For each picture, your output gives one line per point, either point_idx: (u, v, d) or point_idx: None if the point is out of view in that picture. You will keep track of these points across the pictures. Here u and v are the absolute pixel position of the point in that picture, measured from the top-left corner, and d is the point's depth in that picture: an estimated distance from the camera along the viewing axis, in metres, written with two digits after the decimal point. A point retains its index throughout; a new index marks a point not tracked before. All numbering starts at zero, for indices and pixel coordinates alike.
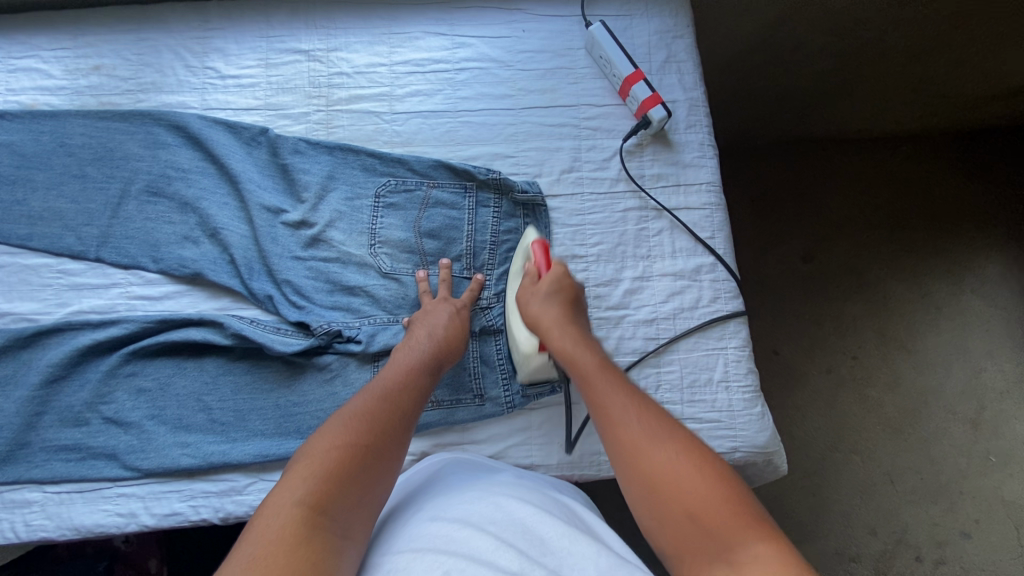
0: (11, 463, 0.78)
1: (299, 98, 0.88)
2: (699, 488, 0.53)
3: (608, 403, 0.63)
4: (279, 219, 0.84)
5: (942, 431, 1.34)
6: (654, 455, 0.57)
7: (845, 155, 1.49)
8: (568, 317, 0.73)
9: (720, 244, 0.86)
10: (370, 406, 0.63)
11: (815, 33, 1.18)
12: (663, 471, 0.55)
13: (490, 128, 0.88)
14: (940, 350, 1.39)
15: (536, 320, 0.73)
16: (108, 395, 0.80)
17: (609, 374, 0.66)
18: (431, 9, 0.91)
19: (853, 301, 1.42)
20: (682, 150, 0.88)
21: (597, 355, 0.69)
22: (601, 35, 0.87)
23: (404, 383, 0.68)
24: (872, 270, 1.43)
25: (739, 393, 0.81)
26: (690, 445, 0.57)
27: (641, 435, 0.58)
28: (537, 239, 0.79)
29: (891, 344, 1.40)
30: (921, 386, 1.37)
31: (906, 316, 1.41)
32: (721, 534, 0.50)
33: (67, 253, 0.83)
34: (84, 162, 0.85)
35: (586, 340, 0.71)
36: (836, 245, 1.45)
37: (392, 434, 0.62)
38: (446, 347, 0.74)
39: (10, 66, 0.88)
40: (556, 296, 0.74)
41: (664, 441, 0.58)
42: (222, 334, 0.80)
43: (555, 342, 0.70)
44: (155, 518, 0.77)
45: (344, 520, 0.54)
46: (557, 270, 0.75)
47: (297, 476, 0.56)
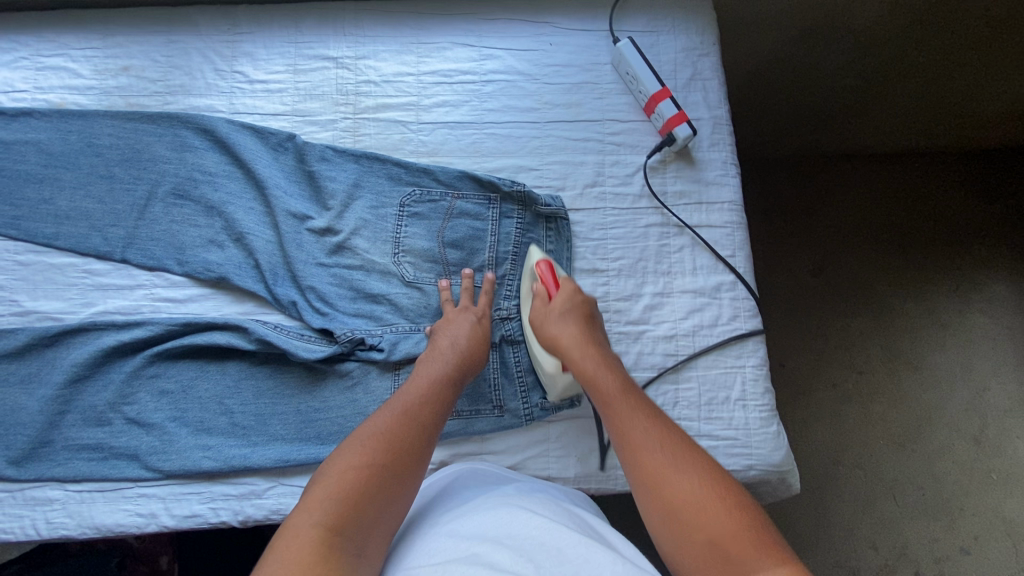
0: (35, 461, 0.78)
1: (326, 104, 0.89)
2: (718, 517, 0.57)
3: (629, 429, 0.66)
4: (305, 226, 0.85)
5: (945, 447, 1.35)
6: (676, 484, 0.60)
7: (858, 171, 1.50)
8: (587, 336, 0.75)
9: (741, 263, 0.86)
10: (390, 426, 0.65)
11: (835, 52, 1.18)
12: (685, 500, 0.59)
13: (515, 141, 0.89)
14: (945, 367, 1.40)
15: (556, 340, 0.75)
16: (131, 396, 0.81)
17: (627, 396, 0.69)
18: (460, 19, 0.92)
19: (861, 316, 1.43)
20: (705, 168, 0.89)
21: (618, 375, 0.72)
22: (629, 52, 0.88)
23: (424, 402, 0.69)
24: (880, 285, 1.44)
25: (756, 411, 0.82)
26: (709, 474, 0.61)
27: (663, 463, 0.62)
28: (542, 259, 0.81)
29: (898, 361, 1.41)
30: (926, 402, 1.38)
31: (912, 332, 1.42)
32: (738, 560, 0.54)
33: (93, 253, 0.83)
34: (112, 162, 0.85)
35: (607, 361, 0.73)
36: (846, 261, 1.46)
37: (411, 454, 0.64)
38: (467, 360, 0.75)
39: (39, 64, 0.88)
40: (571, 313, 0.77)
41: (686, 468, 0.61)
42: (246, 339, 0.81)
43: (577, 366, 0.73)
44: (175, 519, 0.78)
45: (361, 540, 0.56)
46: (568, 289, 0.78)
47: (316, 497, 0.58)
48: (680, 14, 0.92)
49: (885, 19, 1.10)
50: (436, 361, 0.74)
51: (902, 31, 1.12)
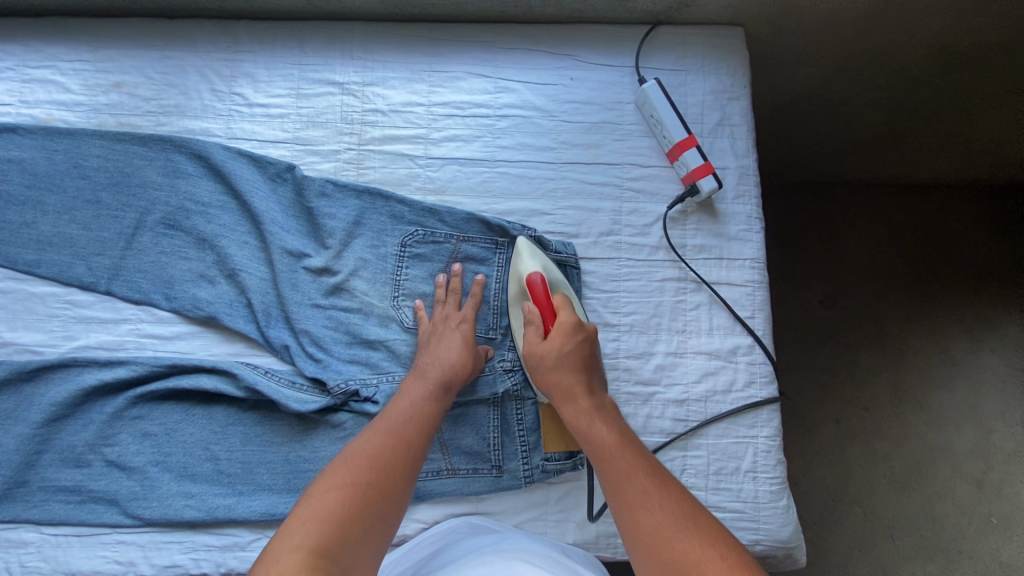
0: (9, 501, 0.75)
1: (329, 133, 0.83)
2: (721, 574, 0.54)
3: (625, 489, 0.63)
4: (301, 264, 0.80)
5: (945, 488, 1.23)
6: (675, 544, 0.57)
7: (877, 197, 1.36)
8: (584, 383, 0.70)
9: (760, 325, 0.82)
10: (373, 448, 0.64)
11: (868, 89, 1.09)
12: (684, 557, 0.56)
13: (529, 182, 0.84)
14: (952, 405, 1.27)
15: (552, 388, 0.71)
16: (112, 437, 0.77)
17: (625, 450, 0.66)
18: (475, 47, 0.86)
19: (870, 350, 1.30)
20: (728, 221, 0.84)
21: (616, 429, 0.68)
22: (654, 93, 0.82)
23: (409, 419, 0.68)
24: (892, 317, 1.31)
25: (766, 484, 0.78)
26: (709, 529, 0.58)
27: (661, 521, 0.59)
28: (535, 271, 0.75)
29: (904, 398, 1.28)
30: (931, 443, 1.25)
31: (921, 368, 1.29)
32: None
33: (76, 283, 0.79)
34: (99, 186, 0.80)
35: (603, 412, 0.69)
36: (857, 289, 1.33)
37: (396, 469, 0.63)
38: (457, 372, 0.73)
39: (26, 76, 0.83)
40: (570, 358, 0.71)
41: (686, 525, 0.58)
42: (235, 384, 0.77)
43: (573, 418, 0.69)
44: (154, 569, 0.75)
45: (345, 559, 0.54)
46: (563, 317, 0.72)
47: (298, 520, 0.57)
48: (712, 53, 0.87)
49: (926, 60, 1.02)
50: (421, 376, 0.72)
51: (943, 73, 1.04)
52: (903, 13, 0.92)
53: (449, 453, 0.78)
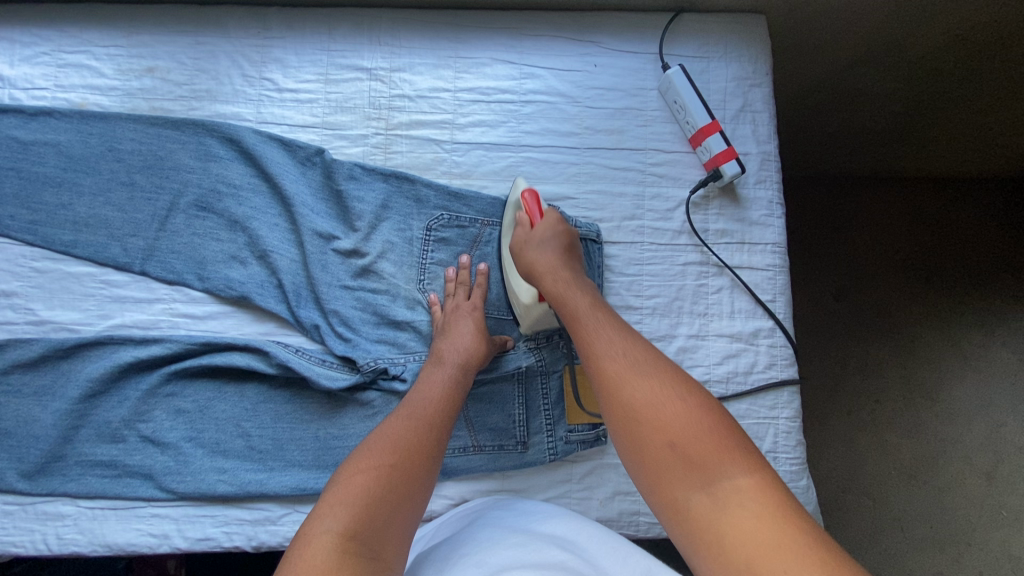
0: (46, 475, 0.77)
1: (357, 118, 0.85)
2: (682, 422, 0.55)
3: (596, 347, 0.64)
4: (330, 246, 0.82)
5: (956, 479, 1.24)
6: (639, 398, 0.58)
7: (889, 192, 1.36)
8: (563, 261, 0.72)
9: (781, 308, 0.83)
10: (394, 432, 0.65)
11: (886, 79, 1.09)
12: (645, 407, 0.57)
13: (552, 167, 0.85)
14: (964, 398, 1.27)
15: (531, 267, 0.73)
16: (147, 413, 0.79)
17: (598, 315, 0.67)
18: (501, 33, 0.87)
19: (882, 343, 1.30)
20: (749, 206, 0.85)
21: (589, 295, 0.69)
22: (678, 79, 0.83)
23: (431, 404, 0.69)
24: (904, 310, 1.31)
25: (786, 464, 0.80)
26: (672, 377, 0.59)
27: (624, 368, 0.60)
28: (526, 189, 0.77)
29: (915, 390, 1.28)
30: (942, 435, 1.26)
31: (933, 361, 1.29)
32: (701, 467, 0.53)
33: (111, 264, 0.80)
34: (133, 169, 0.82)
35: (578, 283, 0.70)
36: (871, 281, 1.33)
37: (418, 453, 0.63)
38: (473, 356, 0.74)
39: (61, 60, 0.84)
40: (550, 241, 0.73)
41: (652, 377, 0.59)
42: (267, 362, 0.79)
43: (547, 287, 0.70)
44: (188, 541, 0.77)
45: (375, 541, 0.54)
46: (551, 217, 0.74)
47: (328, 505, 0.57)
48: (734, 39, 0.88)
49: (946, 51, 1.02)
50: (439, 364, 0.73)
51: (960, 63, 1.04)
52: (925, 3, 0.92)
53: (475, 430, 0.80)
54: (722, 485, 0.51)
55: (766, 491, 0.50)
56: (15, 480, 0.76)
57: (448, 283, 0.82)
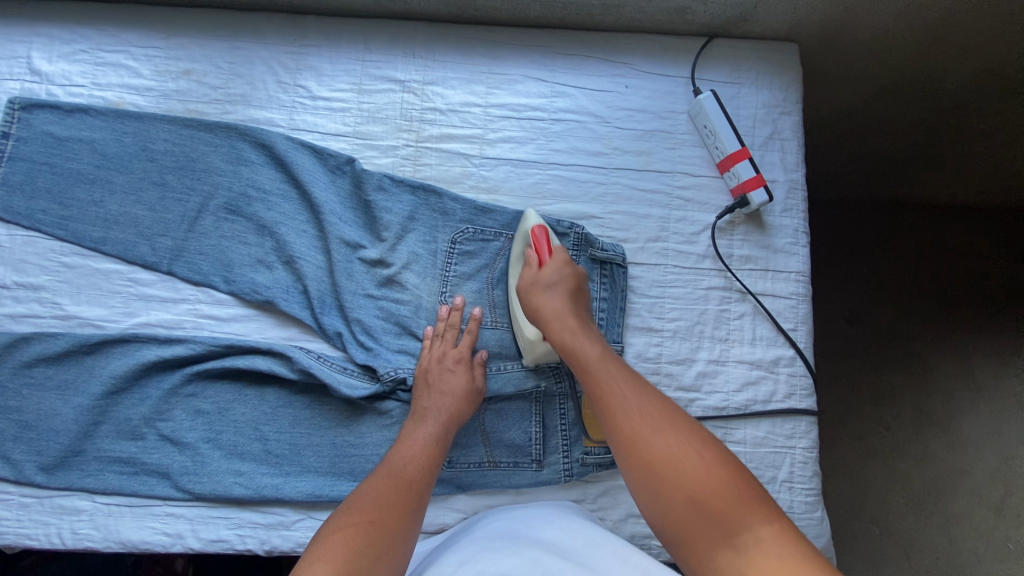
0: (65, 469, 0.77)
1: (389, 129, 0.86)
2: (701, 479, 0.58)
3: (610, 403, 0.65)
4: (356, 255, 0.82)
5: (965, 512, 1.18)
6: (658, 451, 0.61)
7: (911, 220, 1.34)
8: (572, 308, 0.73)
9: (802, 338, 0.83)
10: (371, 492, 0.64)
11: (917, 109, 1.09)
12: (666, 464, 0.60)
13: (579, 185, 0.85)
14: (977, 430, 1.23)
15: (538, 310, 0.74)
16: (167, 413, 0.79)
17: (608, 365, 0.69)
18: (534, 51, 0.88)
19: (894, 371, 1.29)
20: (775, 233, 0.85)
21: (597, 343, 0.71)
22: (710, 105, 0.83)
23: (410, 462, 0.69)
24: (918, 338, 1.29)
25: (801, 495, 0.80)
26: (690, 432, 0.62)
27: (641, 427, 0.63)
28: (537, 224, 0.78)
29: (926, 418, 1.26)
30: (953, 464, 1.22)
31: (946, 390, 1.26)
32: (723, 520, 0.56)
33: (139, 262, 0.81)
34: (165, 169, 0.83)
35: (585, 330, 0.72)
36: (887, 309, 1.32)
37: (394, 516, 0.62)
38: (455, 416, 0.74)
39: (99, 59, 0.85)
40: (560, 285, 0.74)
41: (670, 431, 0.62)
42: (289, 367, 0.79)
43: (555, 336, 0.72)
44: (201, 542, 0.77)
45: None
46: (558, 257, 0.75)
47: (311, 564, 0.56)
48: (766, 68, 0.88)
49: (974, 85, 1.03)
50: (420, 423, 0.74)
51: (988, 96, 1.05)
52: (957, 37, 0.92)
53: (491, 446, 0.80)
54: (742, 533, 0.54)
55: (786, 535, 0.53)
56: (34, 473, 0.77)
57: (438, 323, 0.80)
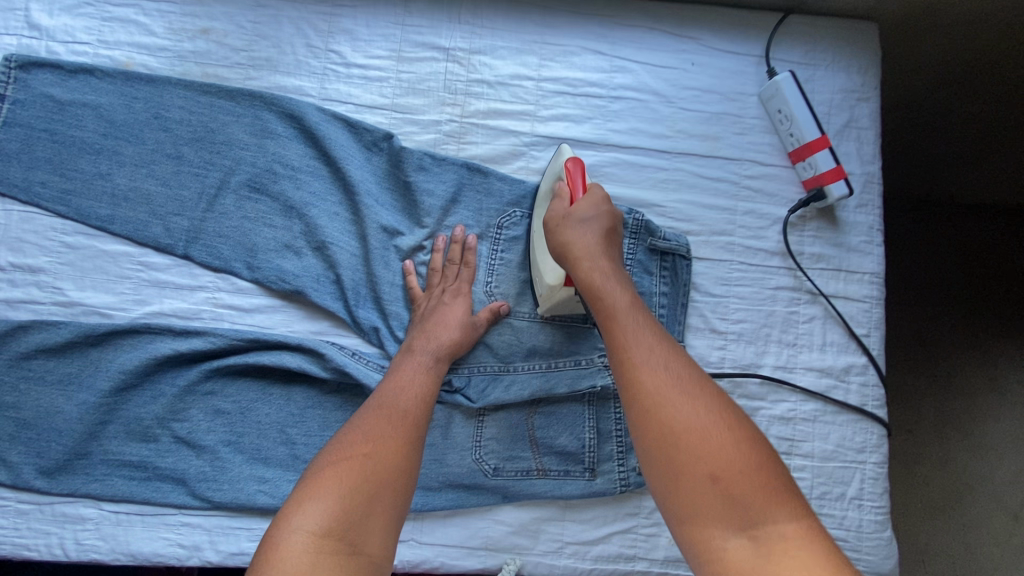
0: (68, 473, 0.70)
1: (431, 102, 0.77)
2: (726, 454, 0.50)
3: (632, 348, 0.55)
4: (394, 242, 0.74)
5: (983, 518, 1.05)
6: (672, 408, 0.52)
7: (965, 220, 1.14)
8: (603, 246, 0.63)
9: (875, 344, 0.77)
10: (368, 423, 0.60)
11: (978, 105, 0.97)
12: (687, 431, 0.51)
13: (639, 171, 0.78)
14: (1003, 432, 1.08)
15: (567, 246, 0.64)
16: (182, 412, 0.71)
17: (636, 313, 0.58)
18: (592, 21, 0.80)
19: (921, 369, 1.10)
20: (849, 230, 0.78)
21: (627, 289, 0.61)
22: (787, 87, 0.76)
23: (407, 391, 0.64)
24: (951, 335, 1.11)
25: (871, 513, 0.74)
26: (717, 399, 0.53)
27: (663, 381, 0.53)
28: (572, 158, 0.69)
29: (951, 419, 1.09)
30: (975, 468, 1.07)
31: (973, 392, 1.09)
32: (743, 507, 0.48)
33: (151, 244, 0.73)
34: (181, 141, 0.74)
35: (616, 274, 0.62)
36: (924, 307, 1.12)
37: (395, 447, 0.58)
38: (451, 348, 0.70)
39: (106, 13, 0.76)
40: (591, 222, 0.64)
41: (694, 393, 0.52)
42: (320, 365, 0.71)
43: (582, 276, 0.62)
44: (220, 555, 0.70)
45: (354, 536, 0.52)
46: (596, 193, 0.66)
47: (302, 498, 0.53)
48: (844, 48, 0.81)
49: None
50: (410, 354, 0.68)
51: None
52: None
53: (540, 453, 0.74)
54: (765, 526, 0.47)
55: (809, 539, 0.46)
56: (33, 477, 0.69)
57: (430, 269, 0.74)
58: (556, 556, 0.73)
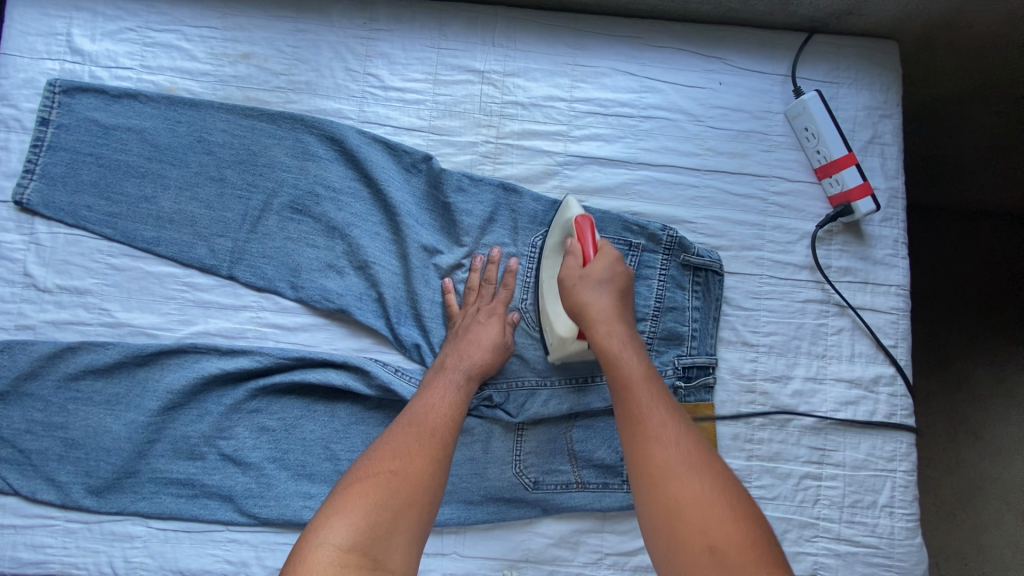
0: (117, 492, 0.71)
1: (467, 124, 0.79)
2: (724, 530, 0.52)
3: (643, 428, 0.58)
4: (433, 261, 0.76)
5: (994, 521, 1.06)
6: (675, 483, 0.55)
7: (987, 230, 1.15)
8: (619, 311, 0.64)
9: (902, 354, 0.79)
10: (396, 441, 0.61)
11: (995, 115, 0.99)
12: (689, 507, 0.54)
13: (670, 188, 0.80)
14: (1010, 436, 1.09)
15: (583, 308, 0.64)
16: (229, 430, 0.73)
17: (651, 388, 0.60)
18: (623, 42, 0.82)
19: (925, 376, 1.13)
20: (875, 244, 0.80)
21: (642, 359, 0.62)
22: (814, 106, 0.78)
23: (435, 410, 0.65)
24: (954, 342, 1.13)
25: (902, 520, 0.76)
26: (720, 480, 0.55)
27: (672, 460, 0.56)
28: (580, 214, 0.69)
29: (957, 423, 1.11)
30: (983, 471, 1.08)
31: (978, 396, 1.11)
32: (737, 572, 0.50)
33: (196, 265, 0.74)
34: (224, 163, 0.75)
35: (632, 342, 0.63)
36: (928, 315, 1.15)
37: (421, 466, 0.59)
38: (480, 367, 0.70)
39: (148, 39, 0.78)
40: (606, 283, 0.65)
41: (699, 471, 0.55)
42: (364, 382, 0.73)
43: (600, 343, 0.62)
44: (267, 571, 0.71)
45: (378, 551, 0.53)
46: (609, 256, 0.66)
47: (332, 512, 0.55)
48: (866, 67, 0.83)
49: None
50: (443, 372, 0.70)
51: None
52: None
53: (579, 466, 0.75)
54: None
55: None
56: (83, 496, 0.70)
57: (466, 287, 0.75)
58: (596, 566, 0.74)
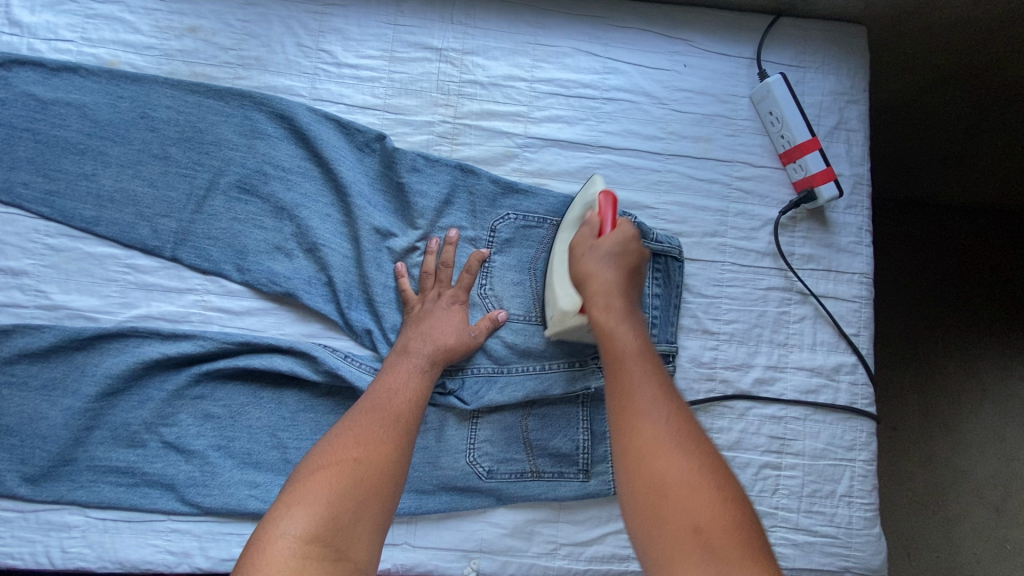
0: (53, 480, 0.68)
1: (423, 103, 0.77)
2: (707, 511, 0.49)
3: (633, 391, 0.55)
4: (386, 244, 0.74)
5: (965, 513, 1.06)
6: (650, 431, 0.53)
7: (959, 223, 1.15)
8: (623, 286, 0.63)
9: (864, 343, 0.78)
10: (358, 425, 0.59)
11: (968, 107, 0.98)
12: (671, 485, 0.50)
13: (632, 172, 0.78)
14: (981, 429, 1.09)
15: (587, 276, 0.64)
16: (172, 417, 0.70)
17: (643, 359, 0.58)
18: (586, 22, 0.80)
19: (903, 371, 1.11)
20: (839, 231, 0.79)
21: (637, 334, 0.60)
22: (778, 89, 0.77)
23: (398, 395, 0.63)
24: (929, 338, 1.12)
25: (861, 510, 0.75)
26: (705, 455, 0.53)
27: (659, 431, 0.53)
28: (605, 190, 0.67)
29: (933, 419, 1.10)
30: (955, 464, 1.08)
31: (952, 391, 1.11)
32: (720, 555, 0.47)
33: (138, 246, 0.71)
34: (168, 141, 0.73)
35: (631, 319, 0.61)
36: (904, 310, 1.13)
37: (385, 451, 0.57)
38: (445, 351, 0.69)
39: (90, 10, 0.74)
40: (616, 258, 0.64)
41: (683, 448, 0.52)
42: (312, 367, 0.71)
43: (596, 312, 0.61)
44: (211, 561, 0.69)
45: (343, 539, 0.50)
46: (626, 230, 0.65)
47: (290, 503, 0.52)
48: (832, 51, 0.81)
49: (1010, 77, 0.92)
50: (404, 356, 0.68)
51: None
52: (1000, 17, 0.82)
53: (534, 455, 0.73)
54: None
55: None
56: (16, 484, 0.67)
57: (423, 271, 0.73)
58: (551, 557, 0.73)
